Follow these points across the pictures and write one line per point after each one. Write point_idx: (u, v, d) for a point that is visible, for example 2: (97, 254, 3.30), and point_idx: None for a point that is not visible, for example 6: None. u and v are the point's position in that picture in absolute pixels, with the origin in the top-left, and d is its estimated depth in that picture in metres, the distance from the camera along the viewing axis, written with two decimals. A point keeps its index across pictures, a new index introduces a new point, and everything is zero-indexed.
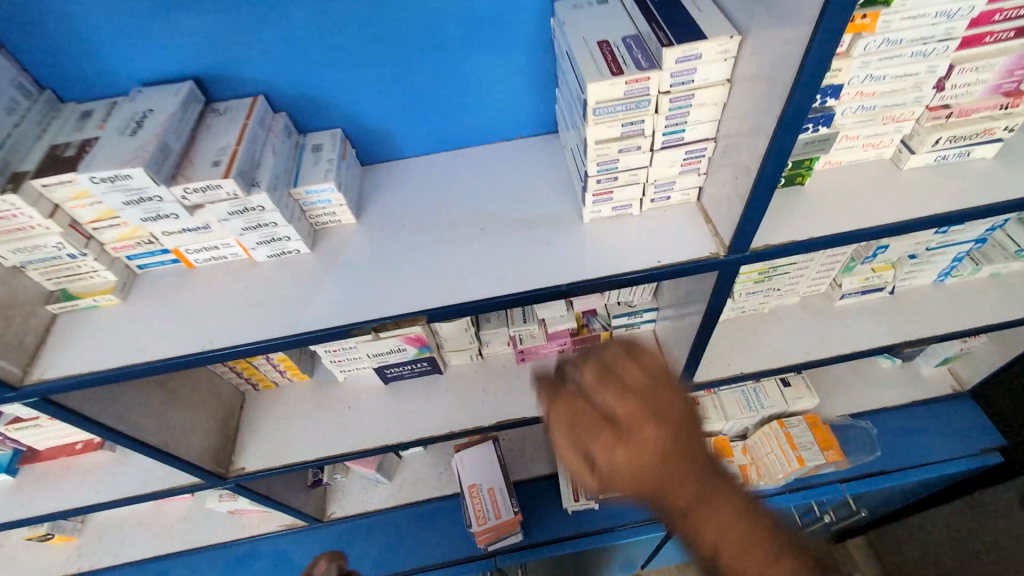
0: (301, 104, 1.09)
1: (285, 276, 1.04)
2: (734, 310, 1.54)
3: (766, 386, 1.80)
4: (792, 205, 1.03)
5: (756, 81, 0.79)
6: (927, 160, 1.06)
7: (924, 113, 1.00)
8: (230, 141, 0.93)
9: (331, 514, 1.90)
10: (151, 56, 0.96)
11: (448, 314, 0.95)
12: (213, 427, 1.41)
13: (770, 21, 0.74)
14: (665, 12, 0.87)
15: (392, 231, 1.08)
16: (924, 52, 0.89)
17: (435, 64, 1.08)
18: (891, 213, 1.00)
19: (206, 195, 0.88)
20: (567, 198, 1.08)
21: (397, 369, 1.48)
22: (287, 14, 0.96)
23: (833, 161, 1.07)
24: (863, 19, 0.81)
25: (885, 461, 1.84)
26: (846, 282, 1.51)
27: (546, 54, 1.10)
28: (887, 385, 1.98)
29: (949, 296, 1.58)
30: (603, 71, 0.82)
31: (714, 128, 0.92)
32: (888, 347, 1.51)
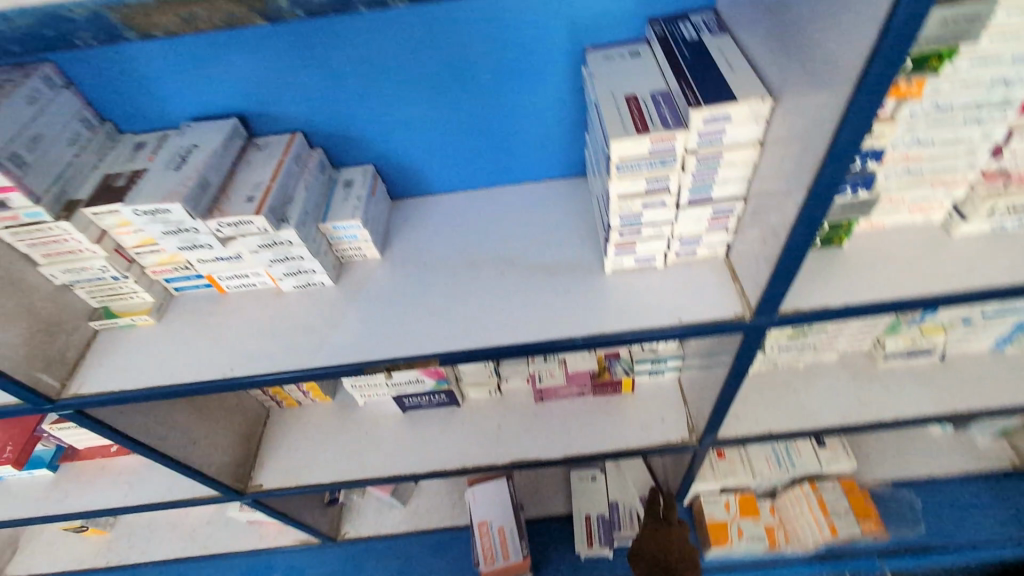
0: (338, 141, 1.13)
1: (308, 307, 1.06)
2: (765, 364, 1.48)
3: (798, 444, 1.69)
4: (827, 267, 0.97)
5: (787, 146, 0.76)
6: (982, 228, 0.98)
7: (978, 178, 0.94)
8: (265, 177, 0.97)
9: (345, 534, 1.90)
10: (202, 93, 1.03)
11: (462, 359, 0.94)
12: (236, 441, 1.45)
13: (802, 87, 0.71)
14: (697, 68, 0.85)
15: (415, 268, 1.09)
16: (978, 118, 0.83)
17: (466, 107, 1.10)
18: (940, 284, 0.93)
19: (238, 229, 0.92)
20: (590, 246, 1.07)
21: (416, 399, 1.49)
22: (327, 58, 1.00)
23: (875, 223, 1.01)
24: (908, 85, 0.77)
25: (928, 538, 1.72)
26: (889, 342, 1.43)
27: (577, 100, 1.10)
28: (937, 452, 1.84)
29: (1008, 366, 1.46)
30: (628, 128, 0.81)
31: (744, 187, 0.88)
32: (935, 417, 1.41)
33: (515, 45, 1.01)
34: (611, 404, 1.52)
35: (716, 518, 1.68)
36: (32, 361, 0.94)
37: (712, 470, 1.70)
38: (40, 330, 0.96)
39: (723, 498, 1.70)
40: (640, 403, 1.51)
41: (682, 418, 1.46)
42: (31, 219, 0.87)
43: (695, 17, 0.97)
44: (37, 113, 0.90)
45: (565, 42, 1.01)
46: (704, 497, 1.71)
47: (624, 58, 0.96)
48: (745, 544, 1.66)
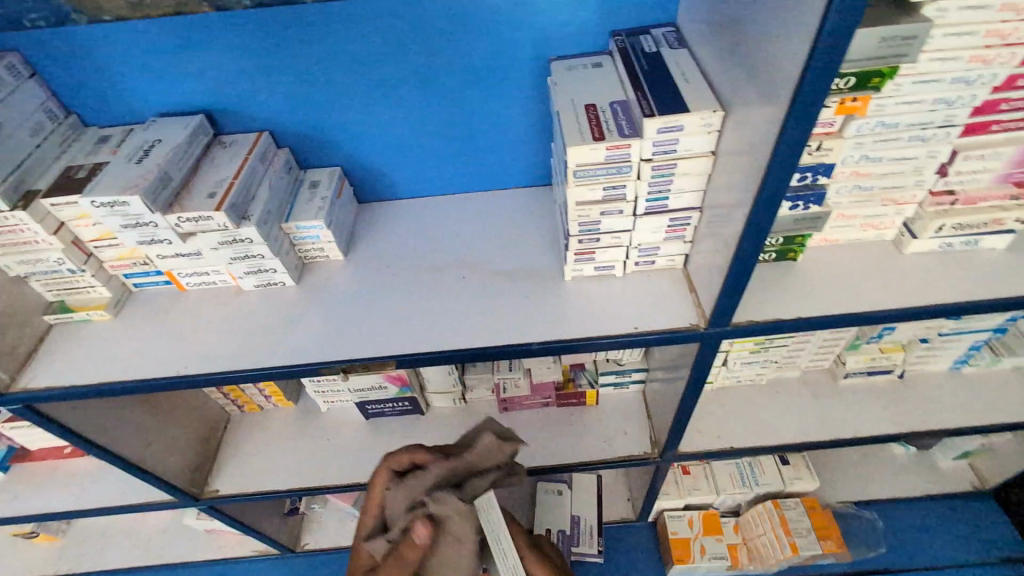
0: (305, 142, 1.14)
1: (267, 307, 1.05)
2: (729, 379, 1.50)
3: (762, 462, 1.74)
4: (780, 281, 0.99)
5: (736, 158, 0.78)
6: (931, 246, 1.01)
7: (927, 197, 0.96)
8: (228, 174, 0.97)
9: (305, 546, 1.86)
10: (171, 90, 1.03)
11: (418, 361, 0.94)
12: (194, 445, 1.42)
13: (748, 99, 0.73)
14: (653, 79, 0.87)
15: (377, 271, 1.09)
16: (923, 137, 0.86)
17: (434, 112, 1.11)
18: (887, 300, 0.96)
19: (198, 224, 0.91)
20: (552, 253, 1.08)
21: (379, 405, 1.48)
22: (298, 59, 1.01)
23: (829, 238, 1.03)
24: (855, 101, 0.78)
25: (888, 559, 1.73)
26: (850, 360, 1.46)
27: (541, 110, 1.12)
28: (900, 473, 1.86)
29: (965, 386, 1.50)
30: (585, 135, 0.83)
31: (699, 197, 0.90)
32: (893, 434, 1.44)
33: (483, 53, 1.03)
34: (574, 416, 1.53)
35: (678, 535, 1.70)
36: None
37: (676, 485, 1.72)
38: None
39: (686, 515, 1.73)
40: (603, 415, 1.52)
41: (645, 430, 1.47)
42: None
43: (655, 31, 1.00)
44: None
45: (531, 52, 1.04)
46: (668, 514, 1.74)
47: (587, 67, 0.99)
48: (708, 561, 1.67)
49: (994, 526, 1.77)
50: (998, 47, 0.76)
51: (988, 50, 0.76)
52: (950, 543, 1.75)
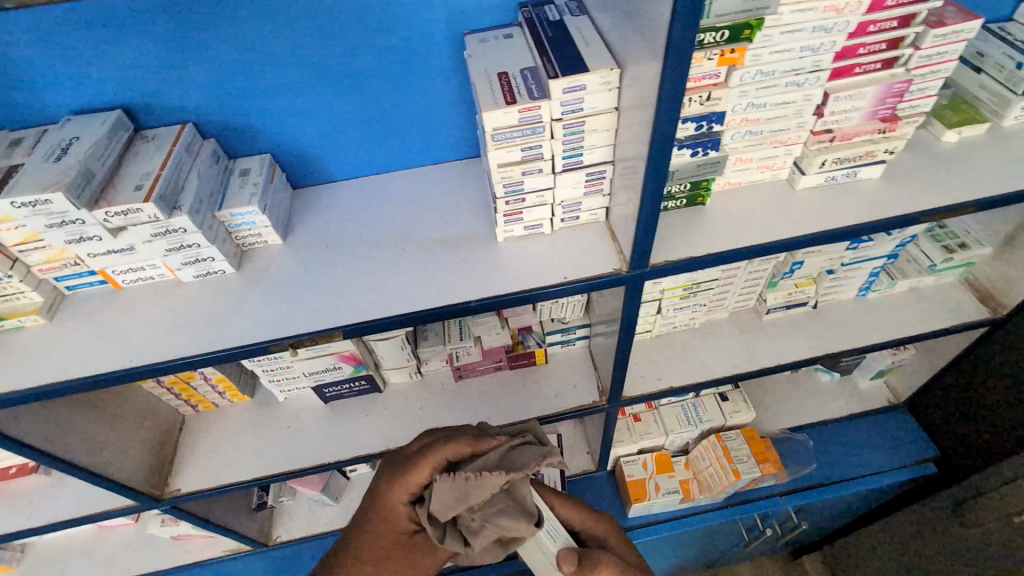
0: (231, 131, 1.14)
1: (209, 295, 1.07)
2: (666, 326, 1.62)
3: (704, 402, 1.88)
4: (692, 224, 1.10)
5: (633, 110, 0.87)
6: (819, 180, 1.14)
7: (809, 137, 1.08)
8: (154, 166, 0.97)
9: (277, 538, 1.89)
10: (83, 87, 1.02)
11: (364, 329, 1.00)
12: (149, 448, 1.42)
13: (637, 55, 0.82)
14: (556, 44, 0.94)
15: (317, 251, 1.13)
16: (798, 82, 0.98)
17: (358, 93, 1.15)
18: (783, 231, 1.08)
19: (128, 217, 0.92)
20: (485, 219, 1.15)
21: (336, 387, 1.52)
22: (213, 48, 1.02)
23: (731, 182, 1.15)
24: (733, 53, 0.89)
25: (819, 473, 1.93)
26: (770, 297, 1.61)
27: (462, 83, 1.17)
28: (827, 397, 2.06)
29: (869, 309, 1.69)
30: (498, 100, 0.89)
31: (610, 152, 0.99)
32: (811, 358, 1.60)
33: (398, 31, 1.07)
34: (526, 376, 1.62)
35: (635, 477, 1.83)
36: None
37: (629, 432, 1.84)
38: None
39: (640, 458, 1.86)
40: (552, 372, 1.61)
41: (592, 381, 1.58)
42: None
43: None
44: None
45: (444, 26, 1.08)
46: (623, 460, 1.86)
47: (498, 39, 1.05)
48: (662, 497, 1.81)
49: (907, 433, 1.99)
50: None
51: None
52: (872, 453, 1.96)
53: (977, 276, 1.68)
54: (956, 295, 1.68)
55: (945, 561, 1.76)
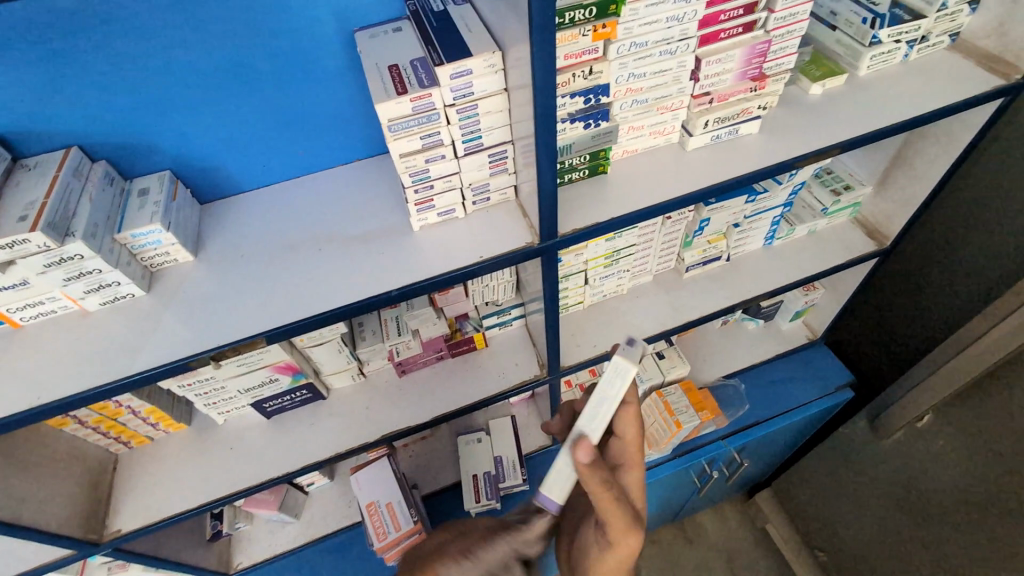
0: (123, 152, 1.10)
1: (119, 322, 1.03)
2: (596, 295, 1.71)
3: (643, 362, 1.99)
4: (596, 192, 1.16)
5: (519, 90, 0.92)
6: (706, 140, 1.23)
7: (691, 101, 1.18)
8: (38, 195, 0.93)
9: (238, 565, 1.85)
10: None
11: (287, 332, 1.00)
12: (80, 493, 1.36)
13: (514, 38, 0.87)
14: (441, 33, 0.97)
15: (232, 262, 1.12)
16: (670, 50, 1.06)
17: (255, 99, 1.13)
18: (678, 189, 1.16)
19: (15, 249, 0.87)
20: (400, 211, 1.17)
21: (277, 401, 1.51)
22: (88, 65, 0.98)
23: (629, 150, 1.22)
24: (604, 28, 0.97)
25: (753, 413, 2.08)
26: (687, 256, 1.72)
27: (359, 79, 1.18)
28: (753, 344, 2.22)
29: (775, 256, 1.84)
30: (390, 92, 0.92)
31: (508, 131, 1.03)
32: (728, 307, 1.73)
33: (287, 33, 1.06)
34: (468, 362, 1.66)
35: None
36: None
37: None
38: None
39: None
40: (493, 355, 1.66)
41: (531, 358, 1.64)
42: None
43: None
44: None
45: (333, 25, 1.08)
46: None
47: (387, 33, 1.07)
48: None
49: (826, 365, 2.18)
50: None
51: None
52: (797, 388, 2.14)
53: (864, 215, 1.85)
54: (848, 233, 1.85)
55: (870, 473, 1.95)
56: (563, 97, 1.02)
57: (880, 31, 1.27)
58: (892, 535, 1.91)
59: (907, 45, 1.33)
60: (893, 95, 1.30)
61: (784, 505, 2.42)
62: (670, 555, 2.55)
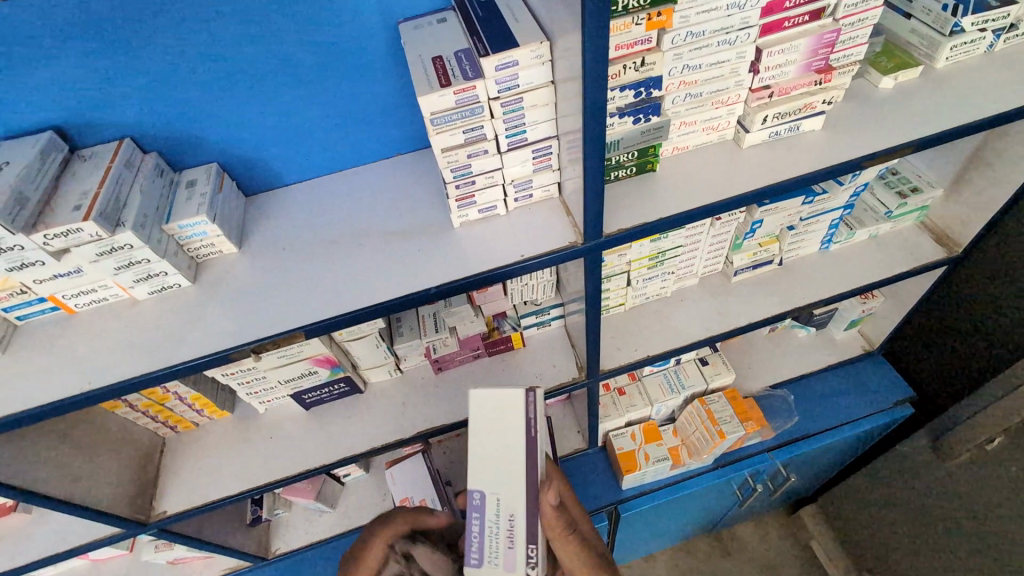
0: (174, 144, 1.12)
1: (166, 311, 1.05)
2: (638, 297, 1.65)
3: (684, 368, 1.93)
4: (645, 191, 1.11)
5: (567, 83, 0.87)
6: (764, 137, 1.16)
7: (749, 95, 1.11)
8: (92, 185, 0.95)
9: (277, 551, 1.90)
10: (10, 110, 0.99)
11: (323, 328, 1.00)
12: (129, 475, 1.41)
13: (563, 27, 0.82)
14: (488, 23, 0.94)
15: (275, 254, 1.12)
16: (729, 40, 0.99)
17: (300, 92, 1.14)
18: (734, 188, 1.10)
19: (69, 239, 0.89)
20: (441, 207, 1.15)
21: (316, 392, 1.53)
22: (140, 55, 1.00)
23: (680, 147, 1.16)
24: (660, 16, 0.91)
25: (802, 426, 1.98)
26: (736, 259, 1.64)
27: (404, 73, 1.17)
28: (803, 353, 2.11)
29: (832, 261, 1.73)
30: (433, 84, 0.90)
31: (553, 127, 1.00)
32: (780, 314, 1.64)
33: (332, 25, 1.06)
34: (505, 361, 1.64)
35: (625, 449, 1.88)
36: None
37: (614, 406, 1.89)
38: None
39: (628, 431, 1.92)
40: (530, 355, 1.64)
41: (569, 359, 1.61)
42: None
43: None
44: None
45: (379, 17, 1.07)
46: (612, 434, 1.91)
47: (432, 23, 1.04)
48: (652, 466, 1.85)
49: (884, 378, 2.04)
50: None
51: None
52: (850, 401, 2.02)
53: (933, 219, 1.72)
54: (914, 239, 1.73)
55: (931, 498, 1.81)
56: (613, 91, 0.98)
57: (964, 18, 1.16)
58: (952, 563, 1.77)
59: (992, 34, 1.22)
60: (976, 89, 1.19)
61: (831, 523, 2.31)
62: (707, 568, 2.46)
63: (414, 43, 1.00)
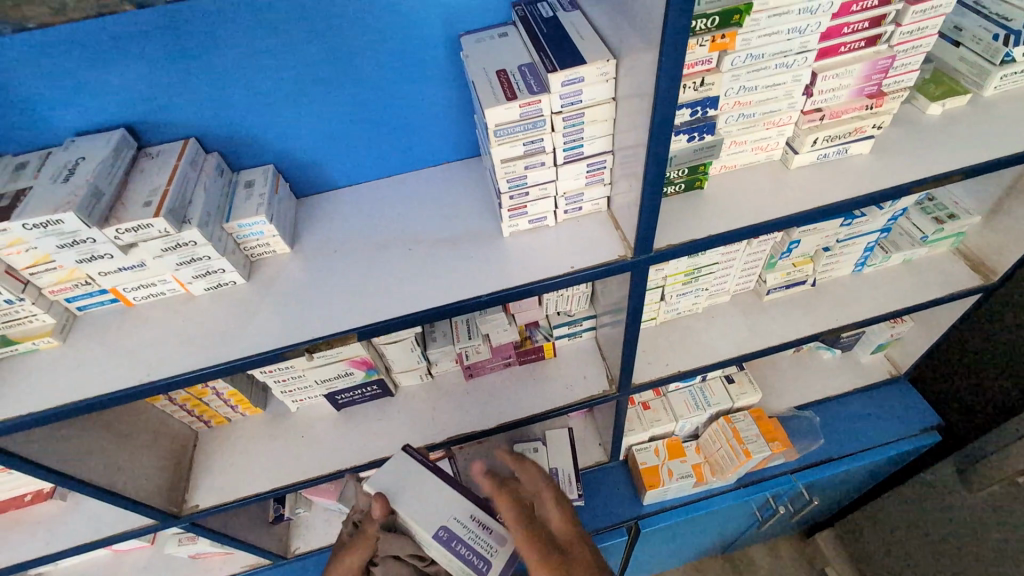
0: (234, 145, 1.16)
1: (222, 307, 1.08)
2: (669, 312, 1.65)
3: (710, 385, 1.93)
4: (693, 207, 1.12)
5: (631, 100, 0.89)
6: (812, 158, 1.17)
7: (800, 117, 1.12)
8: (161, 182, 0.98)
9: (296, 550, 1.91)
10: (85, 106, 1.02)
11: (375, 330, 1.02)
12: (165, 467, 1.43)
13: (632, 46, 0.84)
14: (553, 40, 0.96)
15: (326, 256, 1.15)
16: (786, 63, 1.01)
17: (358, 99, 1.16)
18: (782, 209, 1.11)
19: (138, 234, 0.92)
20: (490, 216, 1.17)
21: (349, 393, 1.55)
22: (212, 60, 1.03)
23: (728, 165, 1.17)
24: (724, 38, 0.93)
25: (826, 449, 1.97)
26: (770, 277, 1.65)
27: (460, 84, 1.19)
28: (829, 375, 2.10)
29: (865, 284, 1.73)
30: (499, 96, 0.92)
31: (610, 142, 1.01)
32: (812, 335, 1.64)
33: (394, 36, 1.08)
34: (535, 371, 1.65)
35: (648, 464, 1.87)
36: None
37: (639, 420, 1.89)
38: None
39: (652, 446, 1.91)
40: (560, 365, 1.65)
41: (599, 371, 1.61)
42: None
43: None
44: None
45: (442, 28, 1.10)
46: (636, 448, 1.91)
47: (494, 37, 1.07)
48: (676, 482, 1.84)
49: (910, 404, 2.03)
50: None
51: None
52: (876, 426, 2.00)
53: (968, 245, 1.72)
54: (948, 265, 1.72)
55: (958, 528, 1.78)
56: None
57: (1015, 49, 1.17)
58: None
59: None
60: None
61: (848, 548, 2.28)
62: None
63: (477, 55, 1.02)
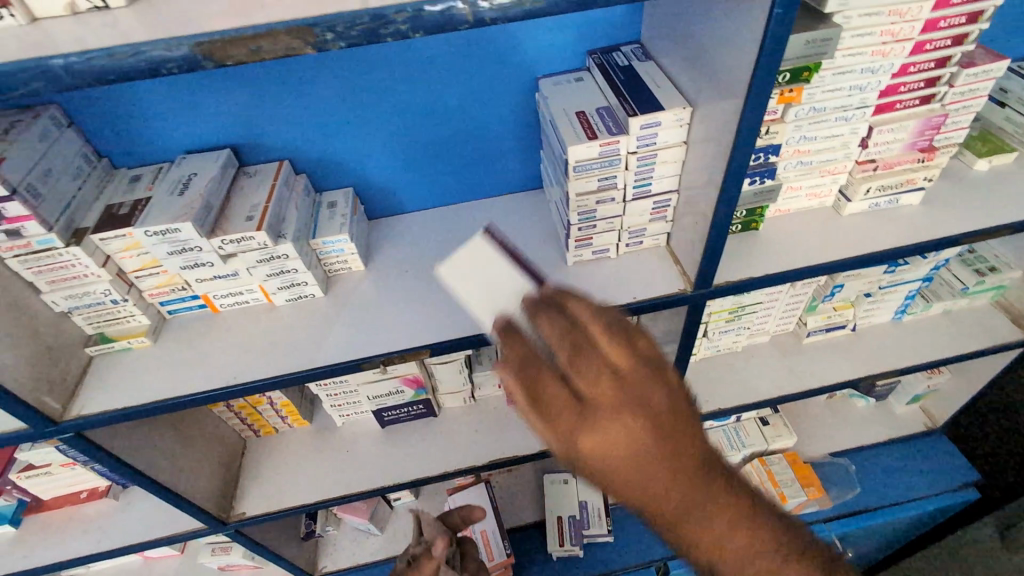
0: (320, 168, 1.24)
1: (300, 318, 1.14)
2: (710, 349, 1.68)
3: (745, 426, 1.93)
4: (748, 247, 1.17)
5: (704, 144, 0.96)
6: (863, 207, 1.22)
7: (854, 167, 1.18)
8: (261, 199, 1.06)
9: (323, 569, 1.91)
10: (197, 128, 1.12)
11: (448, 348, 1.07)
12: (217, 472, 1.47)
13: (710, 96, 0.91)
14: (630, 87, 1.04)
15: (399, 276, 1.21)
16: (846, 117, 1.08)
17: (436, 133, 1.25)
18: (834, 253, 1.16)
19: (240, 245, 0.99)
20: (553, 245, 1.23)
21: (395, 411, 1.59)
22: (313, 94, 1.12)
23: (782, 209, 1.23)
24: (791, 92, 1.00)
25: (861, 498, 1.95)
26: (811, 320, 1.67)
27: (531, 123, 1.28)
28: (864, 423, 2.08)
29: (905, 332, 1.75)
30: (581, 136, 0.99)
31: (676, 182, 1.08)
32: (853, 380, 1.66)
33: (478, 78, 1.18)
34: None
35: None
36: (39, 384, 0.96)
37: None
38: (46, 355, 0.99)
39: None
40: None
41: None
42: (43, 245, 0.90)
43: (625, 47, 1.18)
44: (48, 148, 0.96)
45: (521, 71, 1.19)
46: None
47: (570, 82, 1.15)
48: None
49: (947, 457, 2.01)
50: (892, 42, 0.98)
51: (885, 45, 0.98)
52: (912, 477, 1.98)
53: (1009, 299, 1.74)
54: (989, 318, 1.74)
55: None
56: None
57: None
58: None
59: None
60: None
61: None
62: None
63: (556, 97, 1.11)
